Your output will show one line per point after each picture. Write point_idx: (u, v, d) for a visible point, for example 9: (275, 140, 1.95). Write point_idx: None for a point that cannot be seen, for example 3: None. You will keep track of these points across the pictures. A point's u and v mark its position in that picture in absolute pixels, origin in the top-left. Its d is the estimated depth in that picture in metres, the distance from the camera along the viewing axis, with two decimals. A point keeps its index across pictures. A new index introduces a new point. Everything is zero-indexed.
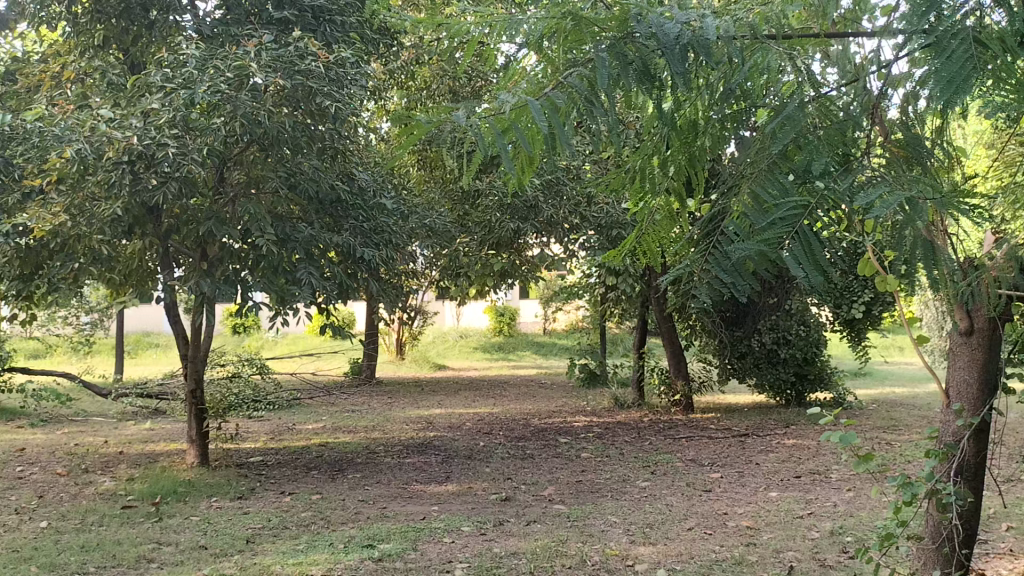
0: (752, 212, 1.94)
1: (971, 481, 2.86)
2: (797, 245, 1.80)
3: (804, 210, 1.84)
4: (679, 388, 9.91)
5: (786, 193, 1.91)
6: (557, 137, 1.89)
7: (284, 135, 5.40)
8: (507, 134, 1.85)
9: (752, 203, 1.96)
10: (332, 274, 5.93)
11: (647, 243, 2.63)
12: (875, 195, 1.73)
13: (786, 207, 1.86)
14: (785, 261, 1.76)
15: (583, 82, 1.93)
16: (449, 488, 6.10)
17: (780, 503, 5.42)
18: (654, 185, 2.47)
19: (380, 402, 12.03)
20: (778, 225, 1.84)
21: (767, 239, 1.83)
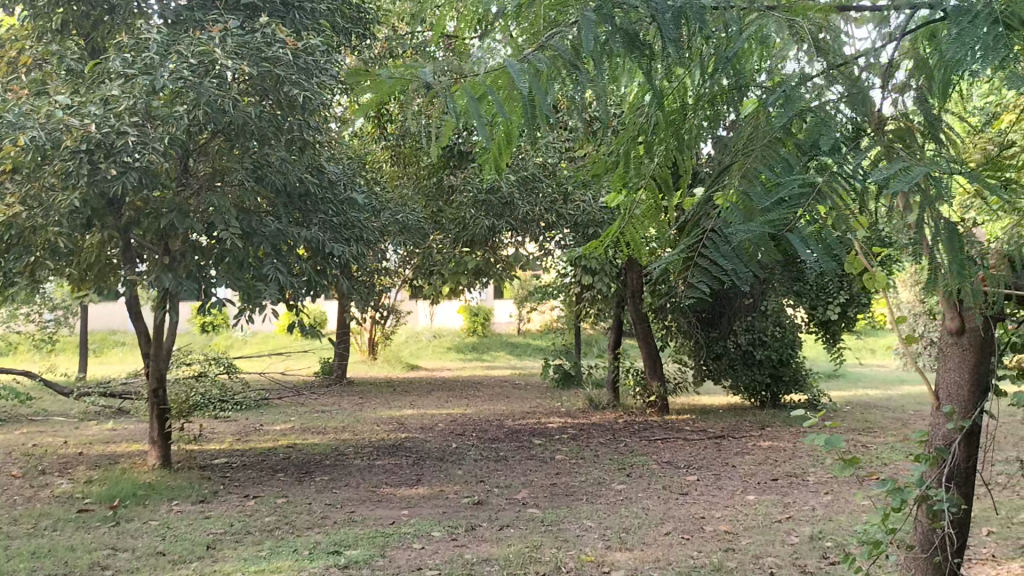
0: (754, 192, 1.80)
1: (963, 487, 2.76)
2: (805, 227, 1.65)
3: (811, 189, 1.70)
4: (655, 389, 9.82)
5: (787, 172, 1.79)
6: (538, 105, 1.77)
7: (251, 125, 5.22)
8: (483, 102, 1.74)
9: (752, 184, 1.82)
10: (300, 271, 5.74)
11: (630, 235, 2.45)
12: (893, 170, 1.62)
13: (791, 185, 1.74)
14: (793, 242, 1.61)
15: (566, 45, 1.82)
16: (420, 491, 5.93)
17: (757, 506, 5.32)
18: (639, 173, 2.33)
19: (350, 403, 11.82)
20: (781, 205, 1.72)
21: (772, 221, 1.69)
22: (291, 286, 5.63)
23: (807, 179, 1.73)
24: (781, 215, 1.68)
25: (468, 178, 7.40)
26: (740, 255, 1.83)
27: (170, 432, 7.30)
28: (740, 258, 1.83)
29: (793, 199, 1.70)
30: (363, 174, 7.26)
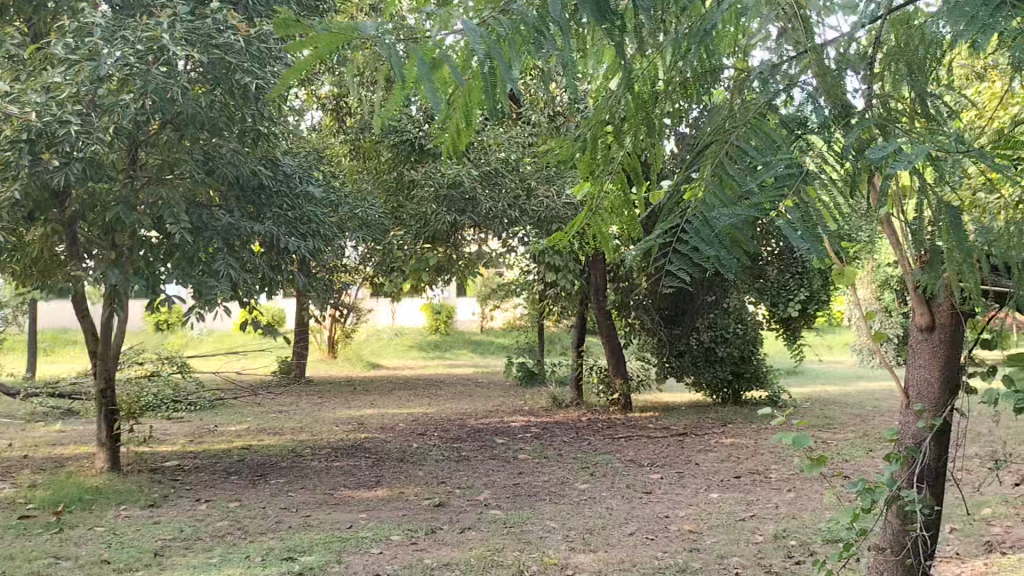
0: (737, 174, 1.76)
1: (933, 487, 2.71)
2: (795, 214, 1.56)
3: (800, 174, 1.62)
4: (618, 386, 9.79)
5: (771, 153, 1.73)
6: (499, 72, 1.64)
7: (200, 115, 5.03)
8: (433, 63, 1.64)
9: (733, 169, 1.78)
10: (254, 266, 5.55)
11: (599, 224, 2.30)
12: (891, 150, 1.52)
13: (776, 167, 1.67)
14: (780, 227, 1.53)
15: (531, 10, 1.72)
16: (379, 493, 5.78)
17: (721, 505, 5.27)
18: (606, 157, 2.23)
19: (309, 403, 11.60)
20: (769, 187, 1.65)
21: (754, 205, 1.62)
22: (244, 282, 5.44)
23: (792, 160, 1.67)
24: (766, 197, 1.63)
25: (430, 173, 7.27)
26: (724, 239, 1.73)
27: (120, 433, 7.04)
28: (724, 243, 1.73)
29: (782, 180, 1.63)
30: (321, 168, 7.08)
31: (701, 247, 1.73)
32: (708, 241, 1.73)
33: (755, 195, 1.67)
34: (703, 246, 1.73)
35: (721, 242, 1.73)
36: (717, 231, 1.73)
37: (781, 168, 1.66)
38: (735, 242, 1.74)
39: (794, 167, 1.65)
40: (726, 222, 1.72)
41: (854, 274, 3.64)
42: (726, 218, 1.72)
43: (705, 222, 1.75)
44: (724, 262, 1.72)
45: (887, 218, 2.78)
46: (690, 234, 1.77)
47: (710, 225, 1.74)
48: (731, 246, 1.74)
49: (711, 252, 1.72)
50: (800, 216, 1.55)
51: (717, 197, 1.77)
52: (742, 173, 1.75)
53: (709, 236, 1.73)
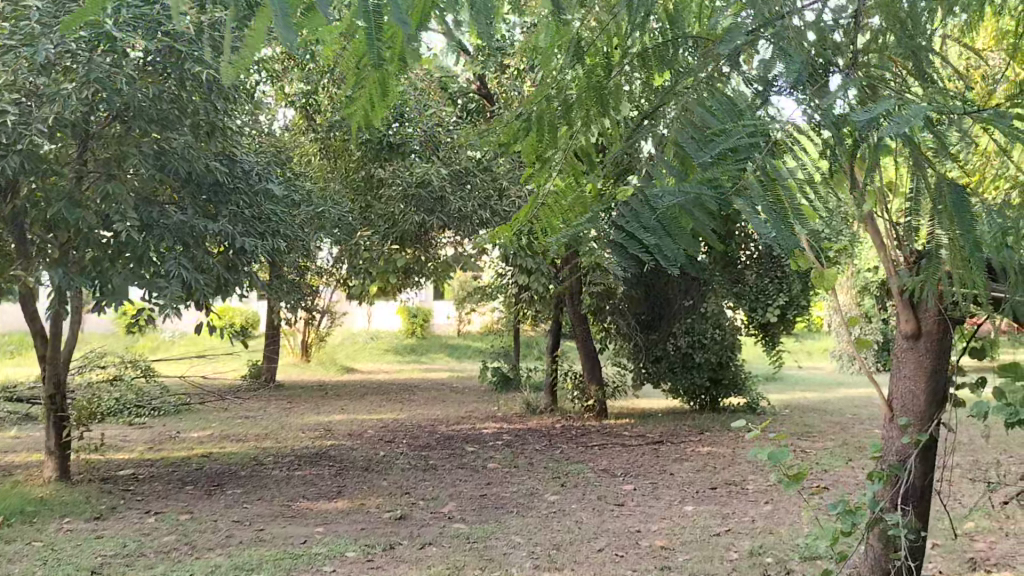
0: (687, 147, 1.71)
1: (920, 507, 2.51)
2: (757, 188, 1.54)
3: (759, 143, 1.63)
4: (593, 393, 9.58)
5: (730, 122, 1.72)
6: None
7: (148, 107, 4.77)
8: None
9: (686, 141, 1.73)
10: (208, 267, 5.27)
11: (549, 208, 2.12)
12: (875, 112, 1.54)
13: (736, 136, 1.66)
14: (737, 202, 1.52)
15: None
16: (339, 505, 5.52)
17: (695, 518, 5.06)
18: (554, 141, 2.25)
19: (278, 408, 11.27)
20: (727, 160, 1.62)
21: (710, 179, 1.60)
22: (197, 284, 5.15)
23: (753, 129, 1.67)
24: (719, 173, 1.60)
25: (398, 172, 7.05)
26: (672, 225, 1.62)
27: (70, 441, 6.71)
28: (672, 230, 1.61)
29: (745, 159, 1.61)
30: (283, 165, 6.81)
31: (643, 235, 1.63)
32: (654, 228, 1.63)
33: (708, 169, 1.62)
34: (647, 232, 1.63)
35: (674, 230, 1.61)
36: (670, 216, 1.62)
37: (740, 141, 1.65)
38: (690, 230, 1.61)
39: (755, 144, 1.63)
40: (679, 204, 1.61)
41: (835, 277, 3.43)
42: (680, 200, 1.61)
43: (652, 209, 1.65)
44: (670, 249, 1.61)
45: (870, 219, 2.60)
46: (635, 222, 1.66)
47: (659, 210, 1.64)
48: (685, 235, 1.61)
49: (655, 242, 1.61)
50: (765, 192, 1.53)
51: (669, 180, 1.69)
52: (696, 146, 1.69)
53: (658, 226, 1.62)
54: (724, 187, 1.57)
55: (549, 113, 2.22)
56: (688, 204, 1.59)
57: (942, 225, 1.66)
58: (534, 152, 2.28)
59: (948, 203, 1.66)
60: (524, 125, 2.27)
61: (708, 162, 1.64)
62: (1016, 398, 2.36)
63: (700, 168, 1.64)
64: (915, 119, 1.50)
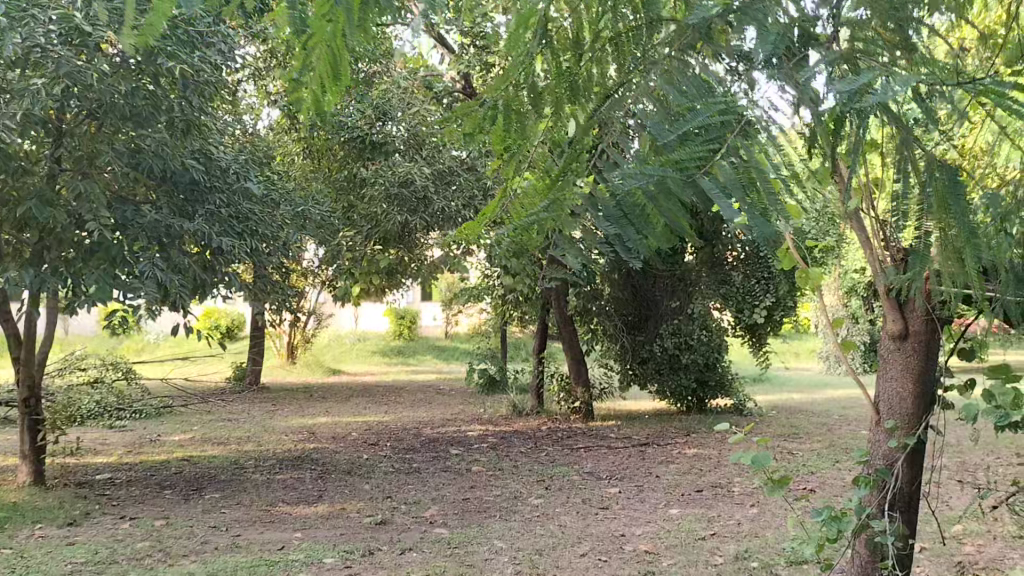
0: (652, 123, 1.67)
1: (907, 514, 2.44)
2: (728, 170, 1.49)
3: (732, 123, 1.57)
4: (580, 394, 9.54)
5: (700, 97, 1.66)
6: None
7: (120, 104, 4.67)
8: None
9: (653, 118, 1.68)
10: (184, 267, 5.15)
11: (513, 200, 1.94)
12: (859, 85, 1.49)
13: (703, 115, 1.60)
14: (704, 186, 1.47)
15: None
16: (318, 510, 5.42)
17: (680, 522, 4.98)
18: (523, 126, 2.10)
19: (262, 411, 11.15)
20: (695, 138, 1.55)
21: (682, 162, 1.53)
22: (173, 285, 5.03)
23: (723, 105, 1.61)
24: (686, 158, 1.53)
25: (381, 171, 6.98)
26: (631, 215, 1.60)
27: (45, 444, 6.58)
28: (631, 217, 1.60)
29: (715, 143, 1.54)
30: (262, 163, 6.70)
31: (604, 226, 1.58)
32: (614, 216, 1.56)
33: (673, 151, 1.55)
34: (607, 223, 1.57)
35: (636, 215, 1.59)
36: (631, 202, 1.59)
37: (710, 120, 1.58)
38: (651, 218, 1.58)
39: (723, 122, 1.57)
40: (643, 189, 1.53)
41: (821, 277, 3.36)
42: (647, 183, 1.53)
43: (614, 194, 1.63)
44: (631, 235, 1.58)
45: (855, 214, 2.52)
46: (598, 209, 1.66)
47: (622, 194, 1.60)
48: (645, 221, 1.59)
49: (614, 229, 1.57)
50: (735, 177, 1.47)
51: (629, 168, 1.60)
52: (663, 128, 1.61)
53: (618, 212, 1.62)
54: (691, 167, 1.51)
55: (518, 99, 2.07)
56: (647, 188, 1.53)
57: (931, 213, 1.58)
58: (501, 141, 2.14)
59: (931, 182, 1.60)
60: (491, 114, 2.12)
61: (672, 144, 1.56)
62: (1004, 398, 2.30)
63: (665, 149, 1.57)
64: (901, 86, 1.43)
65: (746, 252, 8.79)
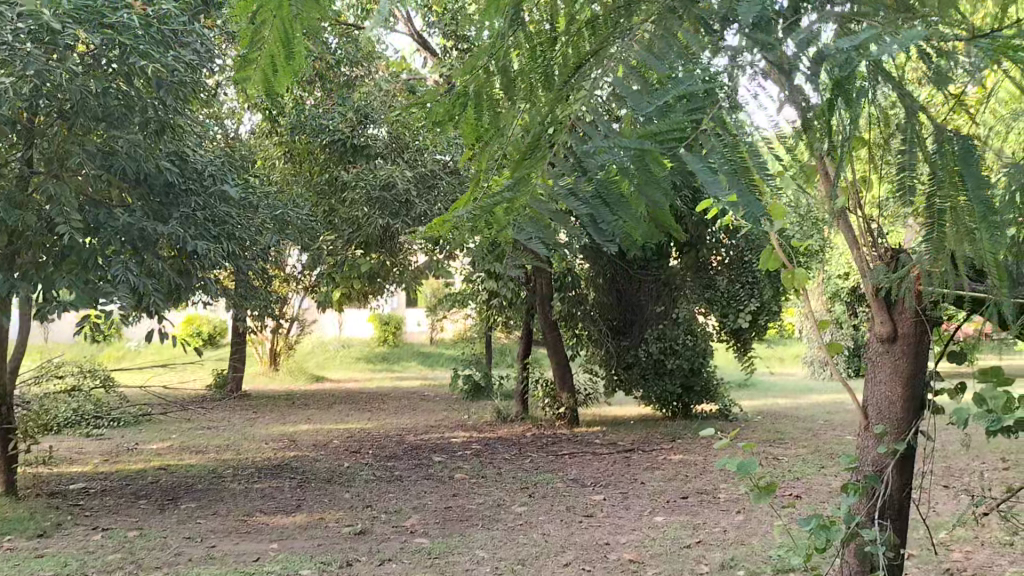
0: (629, 95, 1.52)
1: (898, 522, 2.38)
2: (715, 146, 1.38)
3: (713, 95, 1.45)
4: (564, 400, 9.43)
5: (679, 66, 1.54)
6: None
7: (91, 104, 4.55)
8: None
9: (629, 89, 1.53)
10: (159, 272, 5.03)
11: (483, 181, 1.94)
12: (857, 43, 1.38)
13: (685, 83, 1.49)
14: (695, 168, 1.36)
15: None
16: (297, 520, 5.31)
17: (665, 529, 4.90)
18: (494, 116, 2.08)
19: (242, 418, 11.02)
20: (677, 110, 1.44)
21: (660, 137, 1.41)
22: (147, 289, 4.91)
23: (703, 76, 1.50)
24: (664, 129, 1.41)
25: (363, 174, 6.90)
26: (609, 193, 1.43)
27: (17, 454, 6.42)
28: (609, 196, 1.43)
29: (697, 114, 1.43)
30: (240, 167, 6.60)
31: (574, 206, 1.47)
32: (587, 195, 1.45)
33: (653, 122, 1.43)
34: (580, 204, 1.46)
35: (615, 194, 1.42)
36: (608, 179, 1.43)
37: (693, 88, 1.47)
38: (630, 194, 1.41)
39: (706, 92, 1.46)
40: (619, 164, 1.41)
41: (806, 279, 3.30)
42: (622, 156, 1.41)
43: (589, 171, 1.47)
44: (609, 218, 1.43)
45: (842, 211, 2.45)
46: (570, 191, 1.49)
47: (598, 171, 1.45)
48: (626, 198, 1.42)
49: (589, 211, 1.45)
50: (720, 153, 1.37)
51: (602, 144, 1.47)
52: (642, 97, 1.48)
53: (595, 192, 1.45)
54: (671, 142, 1.40)
55: (489, 86, 2.07)
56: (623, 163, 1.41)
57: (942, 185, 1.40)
58: (474, 129, 2.15)
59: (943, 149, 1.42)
60: (462, 101, 2.15)
61: (649, 113, 1.45)
62: (995, 403, 2.24)
63: (643, 122, 1.44)
64: (903, 42, 1.35)
65: (731, 256, 8.76)
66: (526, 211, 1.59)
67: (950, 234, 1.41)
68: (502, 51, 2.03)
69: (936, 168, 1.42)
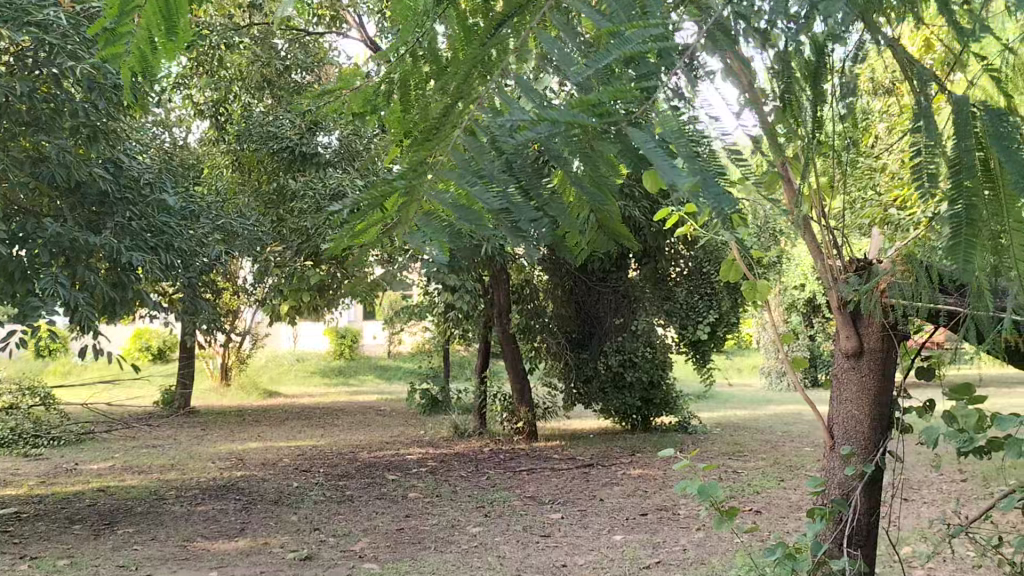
0: (565, 63, 1.36)
1: (864, 548, 2.31)
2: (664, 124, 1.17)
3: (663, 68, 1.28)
4: (522, 415, 9.23)
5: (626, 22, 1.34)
6: None
7: (16, 106, 4.27)
8: None
9: (565, 52, 1.36)
10: (91, 284, 4.75)
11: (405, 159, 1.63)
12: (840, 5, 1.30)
13: (631, 44, 1.30)
14: (644, 147, 1.12)
15: None
16: (239, 545, 5.05)
17: (624, 548, 4.76)
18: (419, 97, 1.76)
19: (188, 436, 10.65)
20: (620, 78, 1.25)
21: (598, 109, 1.20)
22: (78, 302, 4.63)
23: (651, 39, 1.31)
24: (607, 100, 1.20)
25: (310, 182, 6.58)
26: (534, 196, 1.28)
27: None
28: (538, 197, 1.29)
29: (648, 84, 1.26)
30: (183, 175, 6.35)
31: (486, 199, 1.26)
32: (506, 186, 1.27)
33: (592, 92, 1.23)
34: (492, 196, 1.27)
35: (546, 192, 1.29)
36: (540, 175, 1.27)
37: (640, 52, 1.29)
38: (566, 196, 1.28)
39: (658, 59, 1.30)
40: (571, 172, 1.22)
41: (768, 289, 3.17)
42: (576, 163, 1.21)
43: (511, 162, 1.28)
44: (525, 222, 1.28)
45: (807, 224, 2.38)
46: (485, 180, 1.28)
47: (517, 157, 1.28)
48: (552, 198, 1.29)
49: (500, 204, 1.26)
50: (671, 129, 1.15)
51: (523, 117, 1.22)
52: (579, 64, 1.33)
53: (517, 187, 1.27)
54: (612, 115, 1.19)
55: (418, 74, 1.77)
56: (572, 171, 1.22)
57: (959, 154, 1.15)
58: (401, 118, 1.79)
59: (962, 114, 1.20)
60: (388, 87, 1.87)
61: (592, 82, 1.25)
62: (965, 420, 2.14)
63: (581, 90, 1.24)
64: None
65: (689, 268, 8.73)
66: (415, 205, 1.33)
67: (985, 214, 1.11)
68: (419, 31, 1.81)
69: (961, 143, 1.17)
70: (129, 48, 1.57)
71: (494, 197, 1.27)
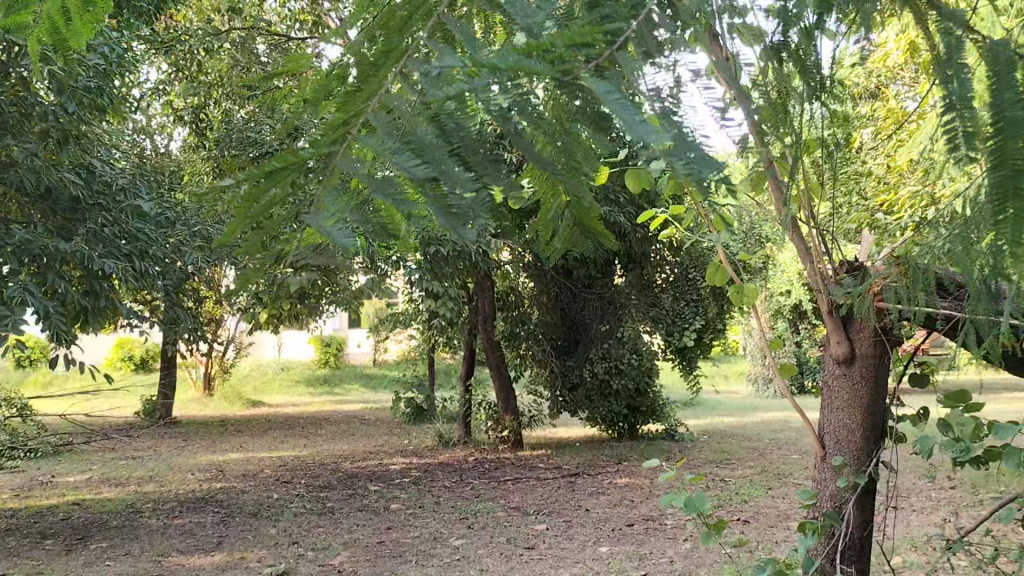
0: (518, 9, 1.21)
1: (857, 561, 2.29)
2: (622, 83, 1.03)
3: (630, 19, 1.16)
4: (508, 423, 9.13)
5: None
6: None
7: None
8: None
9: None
10: (58, 292, 4.61)
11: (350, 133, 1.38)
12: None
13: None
14: (609, 103, 1.01)
15: None
16: (214, 560, 4.92)
17: (610, 560, 4.66)
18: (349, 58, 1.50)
19: (168, 448, 10.47)
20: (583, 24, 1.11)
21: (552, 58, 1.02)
22: (45, 312, 4.48)
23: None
24: (561, 43, 1.04)
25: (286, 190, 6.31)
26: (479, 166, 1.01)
27: None
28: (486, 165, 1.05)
29: (612, 28, 1.16)
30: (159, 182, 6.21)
31: (410, 168, 0.99)
32: (435, 154, 1.00)
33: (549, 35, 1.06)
34: (416, 165, 1.00)
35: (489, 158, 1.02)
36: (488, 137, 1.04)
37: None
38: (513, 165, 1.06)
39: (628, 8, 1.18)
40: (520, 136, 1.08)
41: (755, 294, 3.08)
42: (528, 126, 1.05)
43: (448, 122, 1.03)
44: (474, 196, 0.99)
45: (795, 224, 2.30)
46: (410, 144, 1.01)
47: (455, 118, 1.03)
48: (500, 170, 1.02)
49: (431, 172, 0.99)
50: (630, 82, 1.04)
51: (454, 66, 1.05)
52: (527, 4, 1.19)
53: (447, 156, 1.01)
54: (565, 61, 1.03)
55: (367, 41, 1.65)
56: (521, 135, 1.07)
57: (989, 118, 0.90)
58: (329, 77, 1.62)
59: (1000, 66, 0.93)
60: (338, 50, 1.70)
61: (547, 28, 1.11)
62: (962, 430, 2.06)
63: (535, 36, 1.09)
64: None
65: (675, 274, 8.67)
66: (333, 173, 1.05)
67: None
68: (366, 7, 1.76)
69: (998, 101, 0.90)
70: (37, 16, 1.53)
71: (414, 164, 0.99)
